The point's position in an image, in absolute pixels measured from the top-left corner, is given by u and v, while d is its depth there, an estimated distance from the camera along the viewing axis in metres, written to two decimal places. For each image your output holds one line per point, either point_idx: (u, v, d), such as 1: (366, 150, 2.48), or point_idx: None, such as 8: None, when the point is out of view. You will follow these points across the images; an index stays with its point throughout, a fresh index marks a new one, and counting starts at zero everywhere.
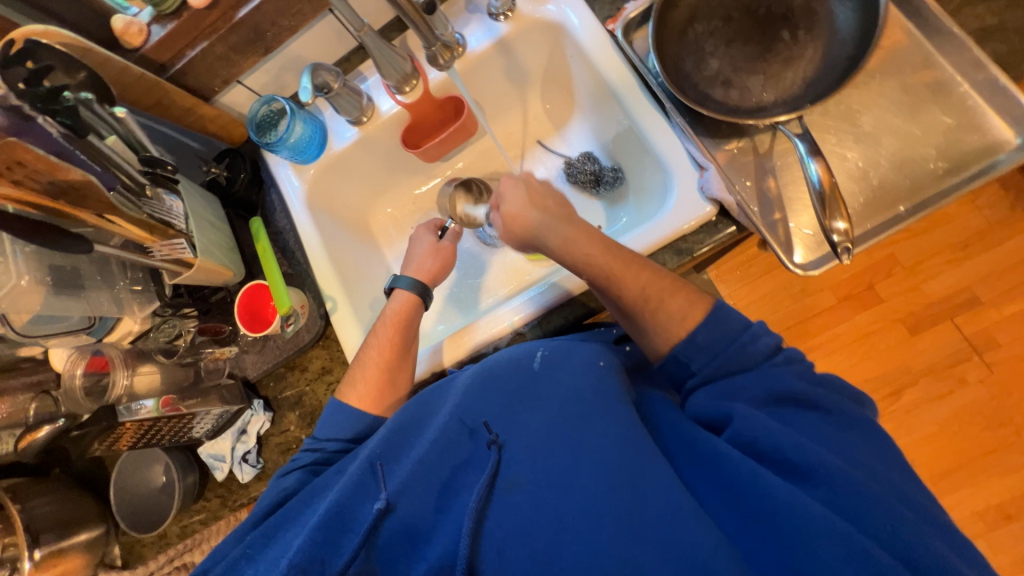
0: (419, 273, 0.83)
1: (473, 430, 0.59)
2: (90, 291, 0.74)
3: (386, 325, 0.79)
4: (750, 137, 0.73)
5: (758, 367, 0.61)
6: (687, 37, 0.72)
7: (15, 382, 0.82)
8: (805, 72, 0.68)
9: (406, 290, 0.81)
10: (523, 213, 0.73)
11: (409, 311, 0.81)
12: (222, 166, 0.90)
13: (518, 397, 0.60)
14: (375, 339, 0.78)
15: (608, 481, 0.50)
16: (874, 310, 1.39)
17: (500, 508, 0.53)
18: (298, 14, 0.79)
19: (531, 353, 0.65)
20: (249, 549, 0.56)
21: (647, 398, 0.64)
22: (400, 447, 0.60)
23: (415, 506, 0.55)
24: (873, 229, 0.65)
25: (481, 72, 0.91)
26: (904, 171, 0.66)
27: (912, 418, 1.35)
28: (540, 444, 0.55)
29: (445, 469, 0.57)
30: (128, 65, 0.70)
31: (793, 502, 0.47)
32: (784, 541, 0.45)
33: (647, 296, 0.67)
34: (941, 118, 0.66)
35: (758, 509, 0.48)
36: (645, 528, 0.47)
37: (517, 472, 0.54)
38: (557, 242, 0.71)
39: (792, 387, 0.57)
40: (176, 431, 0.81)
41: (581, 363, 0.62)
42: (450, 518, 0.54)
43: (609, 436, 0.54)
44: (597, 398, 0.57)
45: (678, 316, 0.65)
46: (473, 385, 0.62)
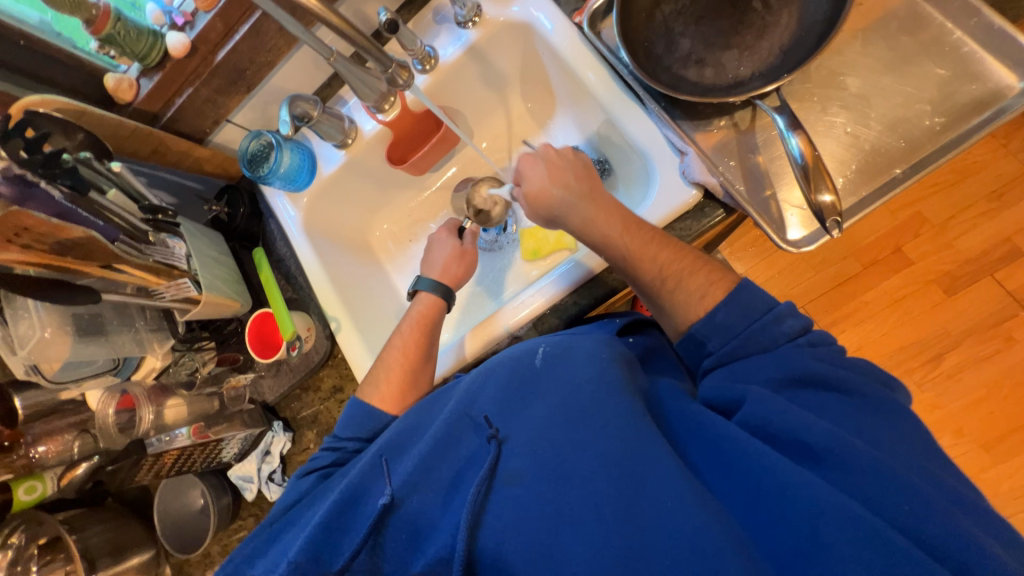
0: (444, 275, 0.85)
1: (475, 422, 0.61)
2: (113, 334, 0.78)
3: (410, 325, 0.82)
4: (730, 115, 0.70)
5: (778, 348, 0.58)
6: (655, 20, 0.70)
7: (60, 422, 0.89)
8: (781, 41, 0.65)
9: (428, 293, 0.83)
10: (545, 191, 0.73)
11: (432, 312, 0.83)
12: (222, 203, 0.93)
13: (518, 393, 0.60)
14: (399, 339, 0.80)
15: (607, 472, 0.50)
16: (905, 273, 1.32)
17: (500, 502, 0.53)
18: (273, 49, 0.81)
19: (533, 349, 0.64)
20: (266, 540, 0.62)
21: (655, 390, 0.62)
22: (403, 446, 0.63)
23: (419, 503, 0.57)
24: (869, 196, 0.62)
25: (457, 80, 0.91)
26: (898, 132, 0.62)
27: (956, 384, 1.27)
28: (541, 437, 0.55)
29: (449, 466, 0.58)
30: (122, 120, 0.75)
31: (800, 483, 0.45)
32: (787, 523, 0.44)
33: (667, 275, 0.66)
34: (935, 70, 0.62)
35: (759, 492, 0.47)
36: (644, 517, 0.47)
37: (515, 465, 0.54)
38: (578, 222, 0.71)
39: (809, 367, 0.54)
40: (207, 455, 0.86)
41: (582, 354, 0.61)
42: (450, 510, 0.56)
43: (609, 428, 0.53)
44: (598, 389, 0.56)
45: (702, 291, 0.64)
46: (474, 385, 0.64)
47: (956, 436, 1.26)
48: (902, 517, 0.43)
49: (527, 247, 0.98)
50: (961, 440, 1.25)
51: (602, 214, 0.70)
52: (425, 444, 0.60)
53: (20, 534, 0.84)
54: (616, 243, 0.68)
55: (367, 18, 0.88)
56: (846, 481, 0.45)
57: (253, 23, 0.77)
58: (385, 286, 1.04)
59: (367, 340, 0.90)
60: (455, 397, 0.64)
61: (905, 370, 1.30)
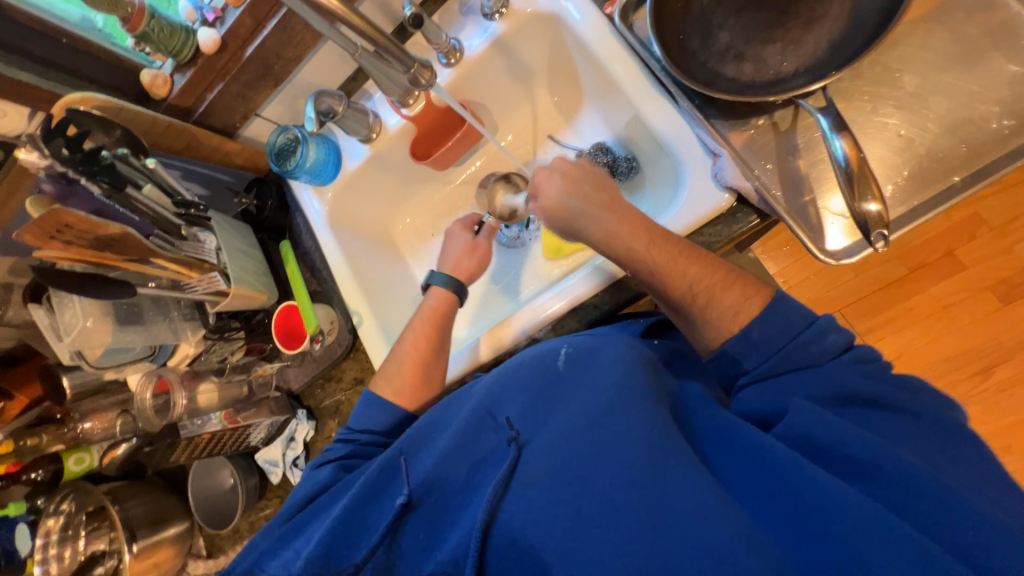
0: (456, 271, 0.85)
1: (496, 422, 0.60)
2: (150, 323, 0.82)
3: (422, 318, 0.82)
4: (768, 115, 0.66)
5: (821, 365, 0.54)
6: (692, 11, 0.66)
7: (104, 401, 0.94)
8: (830, 33, 0.60)
9: (441, 287, 0.83)
10: (562, 203, 0.70)
11: (444, 306, 0.82)
12: (251, 195, 0.95)
13: (542, 396, 0.59)
14: (411, 332, 0.81)
15: (630, 479, 0.49)
16: (956, 278, 1.23)
17: (515, 500, 0.53)
18: (301, 44, 0.81)
19: (555, 351, 0.63)
20: (278, 541, 0.62)
21: (681, 393, 0.58)
22: (422, 441, 0.64)
23: (441, 499, 0.58)
24: (922, 205, 0.57)
25: (482, 74, 0.89)
26: (959, 135, 0.56)
27: (1006, 399, 1.19)
28: (560, 440, 0.54)
29: (468, 463, 0.59)
30: (156, 116, 0.76)
31: (841, 496, 0.42)
32: (820, 538, 0.41)
33: (696, 292, 0.62)
34: (1006, 66, 0.56)
35: (793, 506, 0.44)
36: (667, 523, 0.45)
37: (535, 467, 0.54)
38: (598, 233, 0.68)
39: (857, 387, 0.51)
40: (236, 440, 0.90)
41: (605, 357, 0.59)
42: (471, 507, 0.56)
43: (632, 432, 0.51)
44: (621, 393, 0.55)
45: (733, 308, 0.59)
46: (495, 385, 0.63)
47: (1004, 454, 1.17)
48: (947, 534, 0.40)
49: (550, 245, 0.96)
50: (1009, 458, 1.17)
51: (625, 224, 0.66)
52: (446, 440, 0.61)
53: (70, 501, 0.91)
54: (630, 249, 0.65)
55: (392, 10, 0.87)
56: (884, 493, 0.43)
57: (281, 18, 0.77)
58: (406, 281, 1.05)
59: (388, 335, 0.91)
60: (476, 395, 0.64)
61: (950, 382, 1.22)
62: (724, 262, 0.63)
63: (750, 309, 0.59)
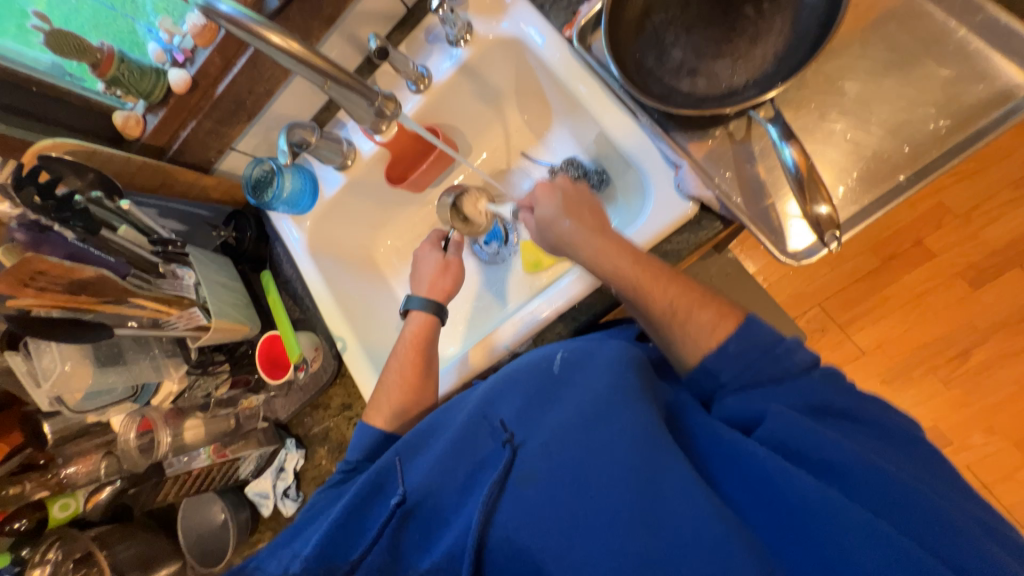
0: (433, 292, 0.84)
1: (492, 426, 0.60)
2: (132, 362, 0.81)
3: (407, 347, 0.81)
4: (725, 125, 0.69)
5: (792, 378, 0.56)
6: (645, 30, 0.69)
7: (89, 443, 0.94)
8: (775, 47, 0.63)
9: (420, 312, 0.83)
10: (557, 222, 0.72)
11: (425, 330, 0.82)
12: (230, 227, 0.96)
13: (539, 398, 0.60)
14: (397, 361, 0.80)
15: (623, 481, 0.49)
16: (926, 266, 1.27)
17: (510, 502, 0.53)
18: (271, 79, 0.83)
19: (550, 356, 0.64)
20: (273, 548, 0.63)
21: (674, 396, 0.60)
22: (418, 447, 0.65)
23: (436, 505, 0.58)
24: (872, 204, 0.60)
25: (451, 98, 0.92)
26: (901, 137, 0.60)
27: (983, 381, 1.22)
28: (554, 443, 0.54)
29: (464, 467, 0.59)
30: (129, 158, 0.77)
31: (821, 498, 0.44)
32: (804, 533, 0.43)
33: (676, 305, 0.62)
34: (938, 71, 0.59)
35: (782, 508, 0.45)
36: (660, 523, 0.46)
37: (529, 468, 0.54)
38: (587, 254, 0.68)
39: (826, 399, 0.54)
40: (225, 474, 0.89)
41: (600, 360, 0.60)
42: (466, 511, 0.56)
43: (625, 435, 0.52)
44: (614, 395, 0.55)
45: (707, 324, 0.60)
46: (492, 389, 0.64)
47: (986, 435, 1.21)
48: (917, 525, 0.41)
49: (528, 259, 0.98)
50: (992, 439, 1.20)
51: (613, 248, 0.66)
52: (442, 445, 0.61)
53: (56, 550, 0.89)
54: (617, 266, 0.65)
55: (360, 42, 0.89)
56: (861, 496, 0.45)
57: (249, 56, 0.78)
58: (389, 302, 1.05)
59: (372, 359, 0.92)
60: (472, 401, 0.64)
61: (929, 367, 1.25)
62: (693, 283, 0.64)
63: (724, 325, 0.60)
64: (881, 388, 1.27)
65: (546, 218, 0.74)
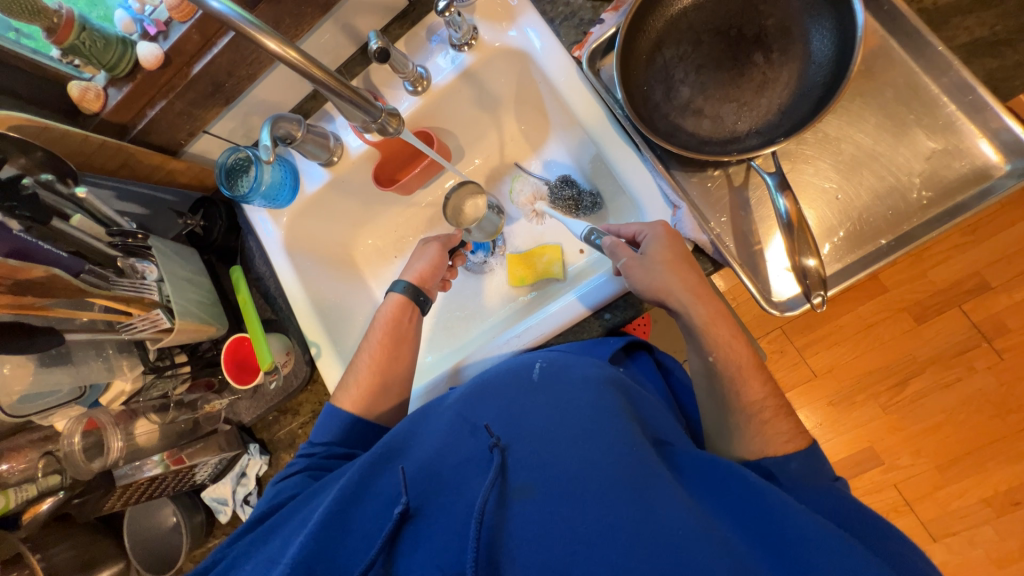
0: (412, 276, 0.83)
1: (474, 428, 0.59)
2: (80, 360, 0.74)
3: (377, 328, 0.79)
4: (724, 169, 0.70)
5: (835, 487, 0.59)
6: (656, 64, 0.68)
7: (22, 440, 0.80)
8: (779, 99, 0.65)
9: (397, 294, 0.81)
10: (683, 270, 0.65)
11: (400, 315, 0.80)
12: (197, 216, 0.89)
13: (519, 403, 0.60)
14: (366, 342, 0.78)
15: (618, 494, 0.49)
16: (879, 300, 1.35)
17: (509, 515, 0.51)
18: (255, 63, 0.76)
19: (530, 365, 0.65)
20: (249, 545, 0.57)
21: (653, 416, 0.61)
22: (404, 446, 0.61)
23: (427, 502, 0.54)
24: (853, 263, 0.63)
25: (449, 103, 0.88)
26: (885, 201, 0.63)
27: (917, 408, 1.32)
28: (545, 451, 0.54)
29: (449, 468, 0.56)
30: (88, 135, 0.70)
31: (807, 533, 0.47)
32: (785, 543, 0.46)
33: (765, 404, 0.63)
34: (925, 143, 0.62)
35: (775, 535, 0.47)
36: (657, 537, 0.45)
37: (524, 479, 0.53)
38: (699, 322, 0.65)
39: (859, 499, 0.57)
40: (180, 480, 0.85)
41: (577, 375, 0.61)
42: (459, 509, 0.52)
43: (615, 449, 0.52)
44: (599, 410, 0.56)
45: (783, 434, 0.61)
46: (471, 393, 0.63)
47: (914, 458, 1.32)
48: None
49: (515, 273, 0.95)
50: (918, 461, 1.32)
51: (722, 319, 0.66)
52: (428, 448, 0.59)
53: None
54: (733, 339, 0.65)
55: (356, 32, 0.83)
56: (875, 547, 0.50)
57: (232, 37, 0.71)
58: (367, 305, 1.01)
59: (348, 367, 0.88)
60: (450, 407, 0.63)
61: (873, 393, 1.35)
62: (780, 391, 0.65)
63: (800, 443, 0.61)
64: (827, 409, 1.37)
65: (656, 262, 0.64)
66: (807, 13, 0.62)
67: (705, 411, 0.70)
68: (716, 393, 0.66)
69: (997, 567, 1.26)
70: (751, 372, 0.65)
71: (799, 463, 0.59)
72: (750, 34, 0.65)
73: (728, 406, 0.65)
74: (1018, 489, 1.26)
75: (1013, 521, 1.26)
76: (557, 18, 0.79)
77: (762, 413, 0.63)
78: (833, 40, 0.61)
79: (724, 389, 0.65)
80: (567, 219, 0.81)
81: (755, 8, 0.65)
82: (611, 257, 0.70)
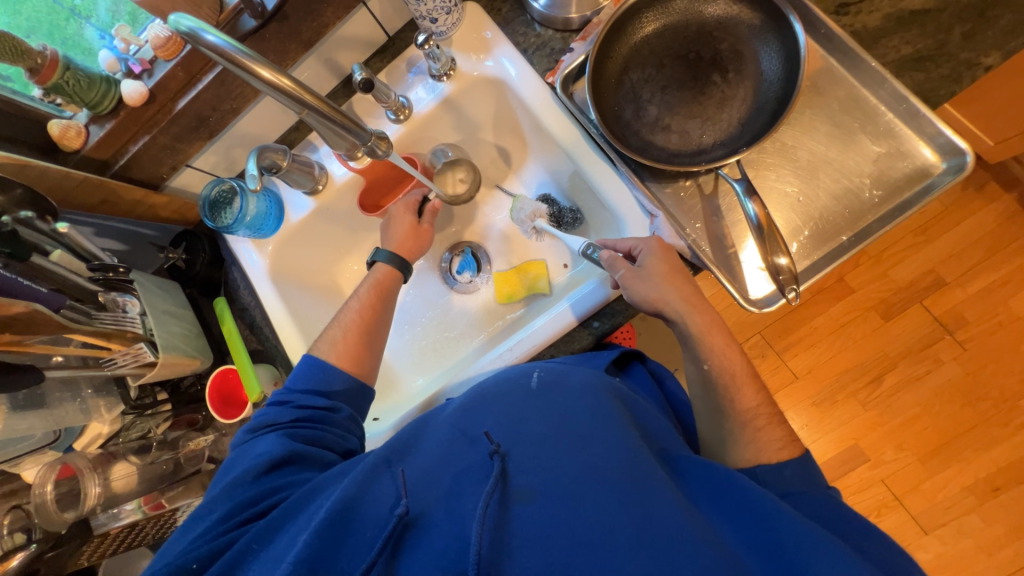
0: (400, 249, 0.85)
1: (474, 437, 0.59)
2: (55, 406, 0.71)
3: (366, 289, 0.81)
4: (695, 179, 0.75)
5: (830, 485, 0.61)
6: (624, 85, 0.73)
7: None
8: (739, 113, 0.70)
9: (385, 264, 0.82)
10: (662, 274, 0.68)
11: (387, 283, 0.82)
12: (180, 249, 0.89)
13: (519, 414, 0.60)
14: (355, 301, 0.79)
15: (619, 499, 0.50)
16: (847, 300, 1.42)
17: (511, 520, 0.51)
18: (240, 98, 0.78)
19: (528, 373, 0.65)
20: (252, 542, 0.54)
21: (648, 424, 0.62)
22: (404, 455, 0.60)
23: (427, 508, 0.53)
24: (819, 260, 0.68)
25: (430, 129, 0.92)
26: (843, 202, 0.68)
27: (894, 401, 1.38)
28: (545, 456, 0.54)
29: (449, 475, 0.56)
30: (68, 171, 0.69)
31: (806, 535, 0.47)
32: (780, 542, 0.48)
33: (760, 412, 0.65)
34: (871, 148, 0.69)
35: (771, 537, 0.48)
36: (655, 538, 0.47)
37: (525, 483, 0.53)
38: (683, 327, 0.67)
39: None
40: (160, 528, 0.82)
41: (575, 384, 0.62)
42: (458, 517, 0.52)
43: (614, 455, 0.53)
44: (597, 418, 0.57)
45: (777, 442, 0.63)
46: (471, 402, 0.63)
47: (897, 452, 1.36)
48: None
49: (502, 290, 0.97)
50: (901, 454, 1.36)
51: (710, 325, 0.68)
52: (427, 458, 0.58)
53: None
54: (721, 344, 0.68)
55: (338, 66, 0.87)
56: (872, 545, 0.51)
57: (218, 73, 0.73)
58: None
59: None
60: (449, 416, 0.62)
61: (851, 390, 1.40)
62: (770, 396, 0.67)
63: (794, 451, 0.62)
64: (812, 409, 1.41)
65: (652, 275, 0.68)
66: (756, 37, 0.69)
67: (699, 417, 0.71)
68: (708, 396, 0.68)
69: (987, 555, 1.30)
70: (745, 381, 0.67)
71: (792, 470, 0.60)
72: (707, 57, 0.72)
73: (718, 406, 0.67)
74: (996, 474, 1.32)
75: (996, 506, 1.30)
76: (530, 48, 0.85)
77: (756, 420, 0.65)
78: (781, 59, 0.67)
79: (719, 395, 0.67)
80: (565, 237, 0.85)
81: (710, 34, 0.71)
82: (609, 270, 0.71)
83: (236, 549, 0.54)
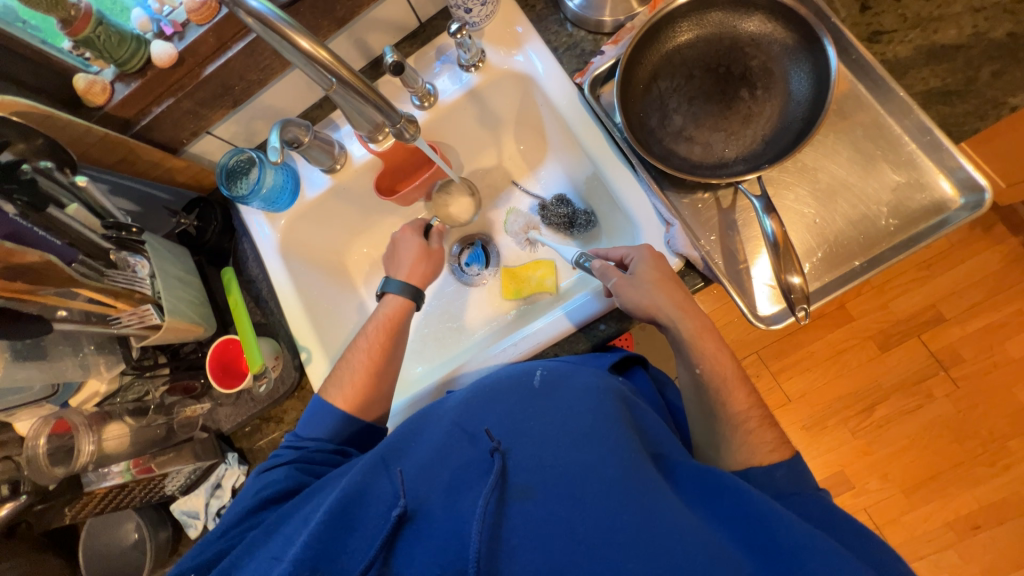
0: (412, 276, 0.82)
1: (473, 434, 0.59)
2: (54, 359, 0.71)
3: (376, 328, 0.79)
4: (714, 191, 0.76)
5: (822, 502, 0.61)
6: (652, 93, 0.74)
7: None
8: (763, 131, 0.71)
9: (396, 295, 0.81)
10: (671, 284, 0.68)
11: (400, 316, 0.80)
12: (192, 216, 0.88)
13: (519, 411, 0.60)
14: (364, 341, 0.77)
15: (618, 499, 0.50)
16: (846, 328, 1.43)
17: (510, 517, 0.51)
18: (267, 69, 0.78)
19: (531, 371, 0.65)
20: (251, 544, 0.56)
21: (649, 428, 0.62)
22: (403, 450, 0.60)
23: (426, 505, 0.54)
24: (829, 283, 0.69)
25: (453, 120, 0.92)
26: (859, 227, 0.69)
27: (884, 432, 1.39)
28: (545, 455, 0.55)
29: (448, 471, 0.56)
30: (90, 126, 0.69)
31: (803, 541, 0.48)
32: (780, 547, 0.48)
33: (751, 415, 0.66)
34: (891, 176, 0.69)
35: (770, 543, 0.48)
36: (653, 539, 0.47)
37: (525, 482, 0.53)
38: (686, 334, 0.68)
39: None
40: (147, 492, 0.80)
41: (577, 384, 0.62)
42: (458, 512, 0.52)
43: (615, 455, 0.53)
44: (598, 418, 0.57)
45: (768, 444, 0.64)
46: (472, 397, 0.63)
47: (882, 482, 1.37)
48: None
49: (509, 286, 0.97)
50: (885, 485, 1.37)
51: (710, 334, 0.68)
52: (426, 452, 0.58)
53: None
54: (720, 353, 0.68)
55: (367, 47, 0.87)
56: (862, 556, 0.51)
57: (249, 41, 0.73)
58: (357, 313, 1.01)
59: None
60: (449, 412, 0.63)
61: (843, 418, 1.40)
62: (764, 405, 0.68)
63: (784, 454, 0.63)
64: (802, 433, 1.41)
65: (643, 282, 0.68)
66: (787, 56, 0.70)
67: (691, 421, 0.71)
68: (702, 402, 0.68)
69: None
70: (735, 382, 0.68)
71: (783, 471, 0.61)
72: (736, 72, 0.72)
73: (715, 416, 0.67)
74: (979, 512, 1.32)
75: (975, 544, 1.31)
76: (561, 47, 0.85)
77: (747, 423, 0.65)
78: (811, 80, 0.68)
79: (711, 401, 0.67)
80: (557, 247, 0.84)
81: (741, 49, 0.71)
82: (600, 279, 0.73)
83: (234, 555, 0.56)
